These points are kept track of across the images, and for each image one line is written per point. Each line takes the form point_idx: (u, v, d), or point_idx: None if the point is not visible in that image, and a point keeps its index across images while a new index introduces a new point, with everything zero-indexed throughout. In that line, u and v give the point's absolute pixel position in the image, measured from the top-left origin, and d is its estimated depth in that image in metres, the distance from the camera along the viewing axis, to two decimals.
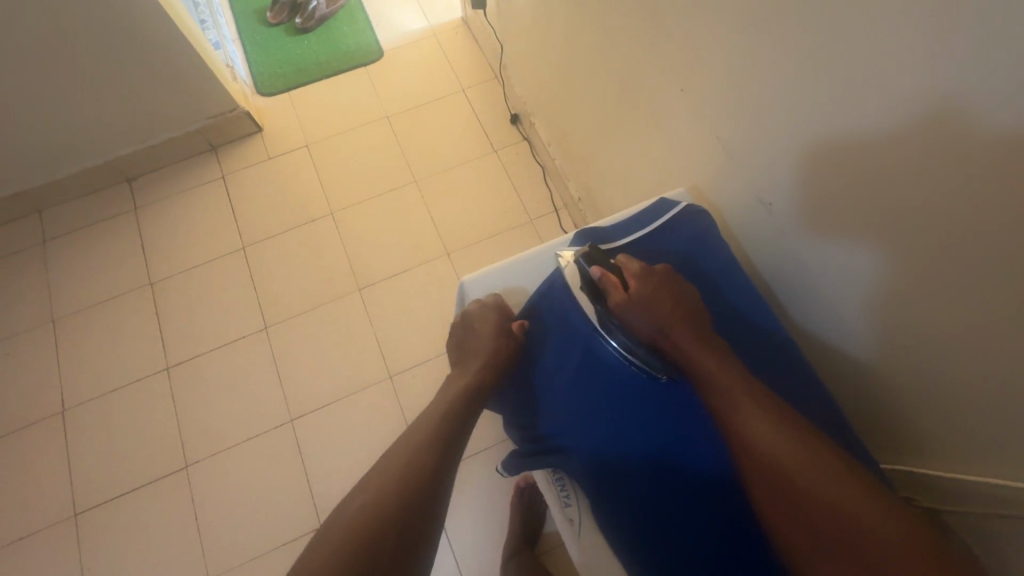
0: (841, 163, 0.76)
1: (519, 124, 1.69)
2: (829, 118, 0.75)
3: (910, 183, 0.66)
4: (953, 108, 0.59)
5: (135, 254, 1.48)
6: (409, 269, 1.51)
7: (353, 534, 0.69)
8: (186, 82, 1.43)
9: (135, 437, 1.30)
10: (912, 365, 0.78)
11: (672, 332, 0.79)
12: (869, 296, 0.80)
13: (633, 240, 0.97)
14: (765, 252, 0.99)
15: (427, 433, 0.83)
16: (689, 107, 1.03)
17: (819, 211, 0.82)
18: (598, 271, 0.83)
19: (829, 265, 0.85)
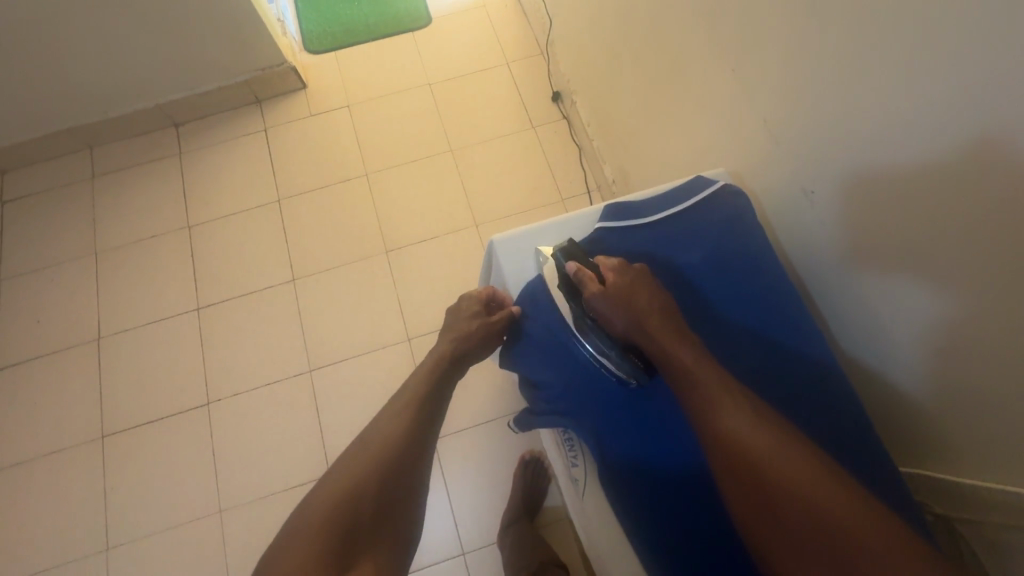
0: (864, 195, 0.64)
1: (560, 102, 1.53)
2: (870, 122, 0.60)
3: (952, 209, 0.54)
4: (1004, 118, 0.47)
5: (177, 197, 1.47)
6: (435, 236, 1.41)
7: (305, 542, 0.57)
8: (231, 31, 1.40)
9: (159, 375, 1.29)
10: (993, 449, 0.58)
11: (648, 325, 0.62)
12: (928, 352, 0.62)
13: (663, 221, 0.75)
14: (816, 266, 0.76)
15: (383, 437, 0.67)
16: (737, 95, 0.82)
17: (866, 233, 0.65)
18: (573, 267, 0.68)
19: (883, 298, 0.66)
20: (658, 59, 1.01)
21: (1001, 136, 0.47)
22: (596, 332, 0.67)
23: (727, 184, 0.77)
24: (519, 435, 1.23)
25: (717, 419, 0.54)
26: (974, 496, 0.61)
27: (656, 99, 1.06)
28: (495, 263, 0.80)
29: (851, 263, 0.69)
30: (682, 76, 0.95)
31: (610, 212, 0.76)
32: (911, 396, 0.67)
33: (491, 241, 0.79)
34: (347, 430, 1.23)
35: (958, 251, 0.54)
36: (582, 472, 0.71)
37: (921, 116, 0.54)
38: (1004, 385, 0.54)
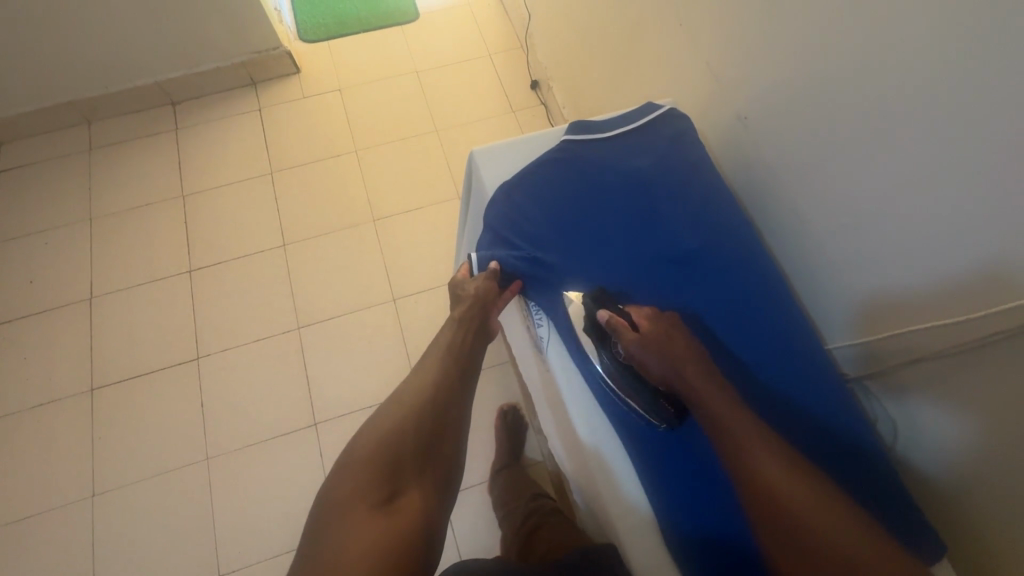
0: (799, 105, 0.74)
1: (538, 90, 1.66)
2: (805, 56, 0.71)
3: (875, 117, 0.64)
4: (905, 33, 0.58)
5: (173, 169, 1.54)
6: (421, 208, 1.49)
7: (375, 468, 0.62)
8: (231, 14, 1.49)
9: (150, 330, 1.34)
10: (897, 308, 0.67)
11: (683, 373, 0.64)
12: (850, 236, 0.71)
13: (619, 137, 0.84)
14: (758, 196, 0.86)
15: (430, 378, 0.72)
16: (689, 55, 0.94)
17: (804, 156, 0.75)
18: (604, 316, 0.70)
19: (819, 210, 0.75)
20: (623, 34, 1.13)
21: (908, 26, 0.58)
22: (625, 380, 0.70)
23: (673, 108, 0.86)
24: (499, 387, 1.29)
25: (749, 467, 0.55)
26: (890, 351, 0.69)
27: (621, 72, 1.18)
28: (474, 175, 0.88)
29: (788, 165, 0.79)
30: (644, 46, 1.06)
31: (573, 128, 0.84)
32: (839, 292, 0.76)
33: (472, 153, 0.88)
34: (334, 382, 1.29)
35: (876, 136, 0.64)
36: (545, 331, 0.80)
37: (843, 24, 0.65)
38: (911, 249, 0.64)
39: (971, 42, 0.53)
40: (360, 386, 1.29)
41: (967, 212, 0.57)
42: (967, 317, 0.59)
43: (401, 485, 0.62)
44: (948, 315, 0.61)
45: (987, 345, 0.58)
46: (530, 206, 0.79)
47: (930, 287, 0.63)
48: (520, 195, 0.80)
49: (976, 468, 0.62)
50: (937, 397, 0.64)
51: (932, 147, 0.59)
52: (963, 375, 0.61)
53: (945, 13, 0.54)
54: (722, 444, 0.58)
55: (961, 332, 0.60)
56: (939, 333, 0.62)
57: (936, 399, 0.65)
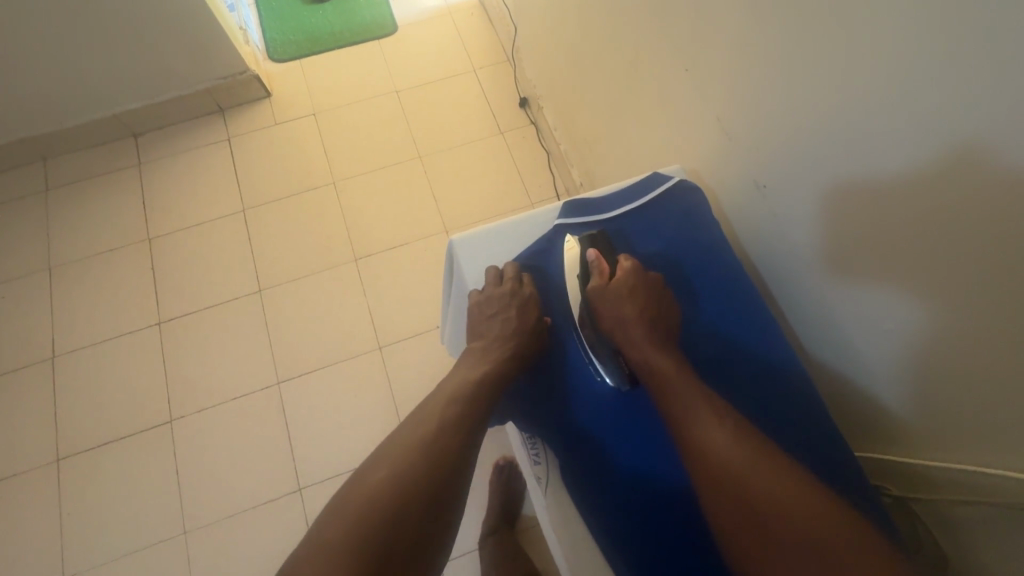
0: (818, 187, 0.65)
1: (527, 108, 1.54)
2: (829, 125, 0.60)
3: (920, 215, 0.53)
4: (956, 116, 0.47)
5: (137, 208, 1.43)
6: (405, 244, 1.39)
7: (364, 529, 0.52)
8: (189, 39, 1.37)
9: (118, 391, 1.25)
10: (964, 435, 0.57)
11: (638, 332, 0.65)
12: (883, 341, 0.62)
13: (620, 218, 0.77)
14: (779, 273, 0.77)
15: (443, 417, 0.62)
16: (692, 96, 0.83)
17: (836, 243, 0.64)
18: (592, 255, 0.71)
19: (849, 301, 0.66)
20: (618, 63, 1.02)
21: (942, 120, 0.48)
22: (598, 339, 0.68)
23: (683, 180, 0.79)
24: (494, 442, 1.21)
25: (700, 430, 0.56)
26: (946, 480, 0.60)
27: (617, 101, 1.08)
28: (455, 266, 0.78)
29: (811, 250, 0.69)
30: (640, 78, 0.96)
31: (569, 209, 0.77)
32: (875, 390, 0.67)
33: (451, 241, 0.79)
34: (318, 442, 1.20)
35: (907, 240, 0.55)
36: (543, 470, 0.69)
37: (874, 107, 0.54)
38: (966, 371, 0.54)
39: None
40: (345, 445, 1.20)
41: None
42: None
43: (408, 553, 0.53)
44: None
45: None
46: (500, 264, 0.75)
47: (1005, 423, 0.52)
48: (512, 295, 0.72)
49: None
50: (1004, 538, 0.56)
51: (982, 265, 0.49)
52: None
53: (1005, 117, 0.43)
54: (671, 405, 0.59)
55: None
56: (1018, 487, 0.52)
57: (1001, 538, 0.56)
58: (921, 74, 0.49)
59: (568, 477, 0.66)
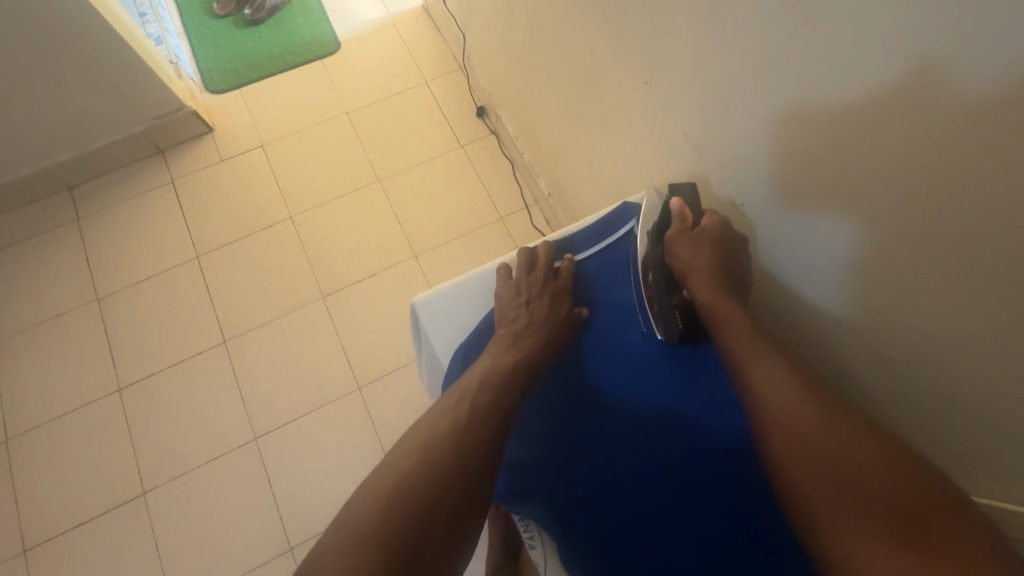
0: (799, 209, 0.61)
1: (485, 117, 1.48)
2: (800, 146, 0.57)
3: (908, 241, 0.50)
4: (932, 136, 0.44)
5: (81, 268, 1.33)
6: (374, 274, 1.33)
7: (435, 460, 0.54)
8: (116, 81, 1.27)
9: (84, 468, 1.16)
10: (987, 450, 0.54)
11: (717, 288, 0.64)
12: (885, 354, 0.60)
13: (596, 255, 0.76)
14: (762, 295, 0.75)
15: (474, 406, 0.59)
16: (653, 105, 0.79)
17: (822, 265, 0.62)
18: (677, 203, 0.69)
19: (841, 321, 0.63)
20: (572, 71, 0.97)
21: (937, 138, 0.44)
22: (658, 284, 0.68)
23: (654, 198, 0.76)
24: None
25: (760, 375, 0.56)
26: None
27: (576, 109, 1.03)
28: (422, 327, 0.74)
29: (796, 268, 0.66)
30: (598, 86, 0.91)
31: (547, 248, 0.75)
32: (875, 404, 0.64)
33: (414, 303, 0.73)
34: (305, 496, 1.14)
35: (896, 265, 0.53)
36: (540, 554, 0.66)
37: (846, 126, 0.51)
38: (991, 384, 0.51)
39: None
40: (334, 495, 1.15)
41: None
42: None
43: (420, 559, 0.48)
44: None
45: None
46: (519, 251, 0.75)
47: None
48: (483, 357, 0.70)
49: None
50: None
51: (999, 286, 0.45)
52: None
53: (987, 140, 0.41)
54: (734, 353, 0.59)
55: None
56: None
57: None
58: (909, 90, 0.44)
59: (568, 549, 0.62)
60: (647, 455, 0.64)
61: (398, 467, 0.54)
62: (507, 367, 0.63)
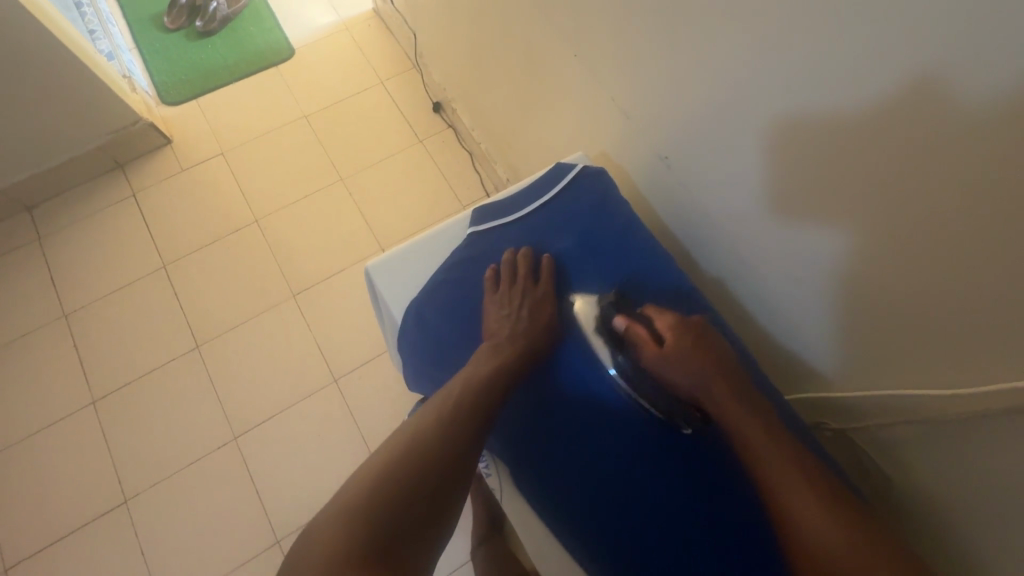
0: (725, 155, 0.67)
1: (441, 111, 1.52)
2: (724, 92, 0.63)
3: (822, 165, 0.56)
4: (834, 65, 0.50)
5: (46, 286, 1.33)
6: (343, 270, 1.36)
7: (422, 445, 0.58)
8: (69, 97, 1.28)
9: (62, 482, 1.16)
10: (890, 362, 0.60)
11: (713, 395, 0.62)
12: (796, 282, 0.66)
13: (533, 214, 0.79)
14: (699, 242, 0.80)
15: (453, 403, 0.62)
16: (588, 81, 0.84)
17: (747, 206, 0.68)
18: (622, 322, 0.68)
19: (767, 256, 0.69)
20: (515, 57, 1.02)
21: (822, 72, 0.51)
22: (643, 388, 0.66)
23: (587, 166, 0.81)
24: None
25: (764, 476, 0.57)
26: (875, 409, 0.64)
27: (522, 94, 1.08)
28: (376, 293, 0.78)
29: (723, 210, 0.72)
30: (538, 68, 0.96)
31: (480, 214, 0.80)
32: (803, 332, 0.70)
33: (367, 269, 0.78)
34: (288, 489, 1.16)
35: (810, 190, 0.58)
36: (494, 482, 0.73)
37: (761, 69, 0.57)
38: (881, 300, 0.57)
39: (905, 87, 0.45)
40: (317, 485, 1.17)
41: (946, 268, 0.49)
42: (953, 390, 0.54)
43: (405, 544, 0.52)
44: (939, 381, 0.55)
45: (1007, 416, 0.50)
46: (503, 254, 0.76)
47: (921, 345, 0.55)
48: (432, 313, 0.73)
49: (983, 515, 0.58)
50: (942, 458, 0.59)
51: (877, 199, 0.52)
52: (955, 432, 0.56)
53: (876, 64, 0.46)
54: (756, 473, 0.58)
55: (973, 400, 0.52)
56: (936, 403, 0.56)
57: (926, 450, 0.61)
58: (797, 32, 0.52)
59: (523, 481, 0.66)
60: (638, 464, 0.64)
61: (390, 453, 0.58)
62: (485, 376, 0.64)
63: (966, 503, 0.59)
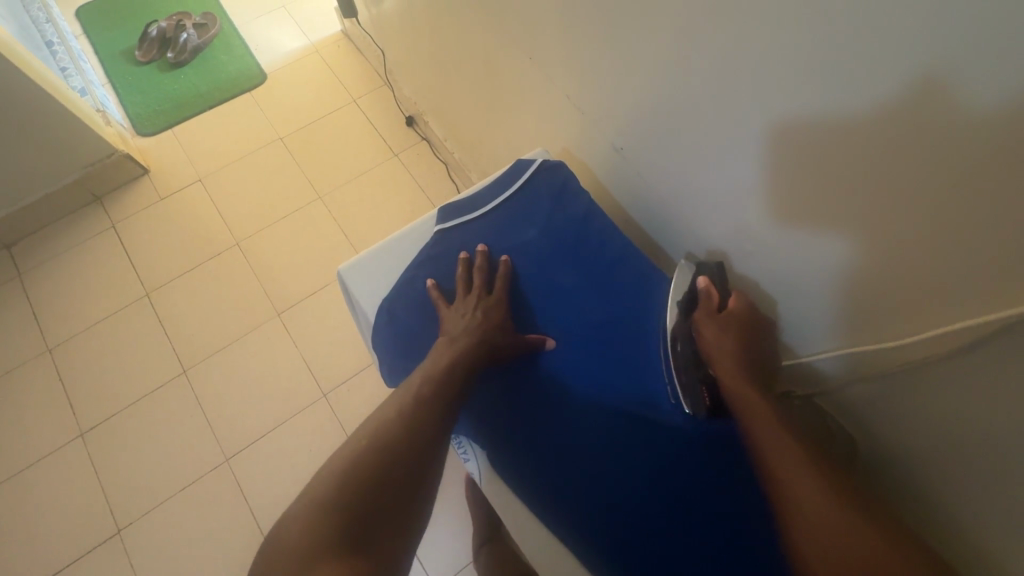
0: (676, 135, 0.70)
1: (414, 125, 1.55)
2: (668, 78, 0.66)
3: (765, 136, 0.59)
4: (763, 43, 0.53)
5: (29, 322, 1.33)
6: (326, 285, 1.37)
7: (389, 433, 0.61)
8: (44, 133, 1.29)
9: (52, 517, 1.15)
10: (844, 320, 0.63)
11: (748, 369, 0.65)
12: (753, 251, 0.70)
13: (496, 210, 0.81)
14: (662, 225, 0.83)
15: (420, 393, 0.65)
16: (547, 82, 0.88)
17: (704, 184, 0.71)
18: (704, 282, 0.70)
19: (726, 229, 0.72)
20: (478, 66, 1.06)
21: (753, 50, 0.54)
22: (686, 351, 0.68)
23: (547, 159, 0.84)
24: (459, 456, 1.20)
25: (779, 449, 0.58)
26: (839, 367, 0.67)
27: (487, 101, 1.11)
28: (349, 294, 0.80)
29: (682, 190, 0.75)
30: (500, 74, 0.99)
31: (445, 213, 0.82)
32: (767, 303, 0.73)
33: (340, 272, 0.80)
34: (284, 506, 1.16)
35: (757, 162, 0.61)
36: (474, 466, 0.74)
37: (700, 54, 0.60)
38: (829, 260, 0.60)
39: (827, 57, 0.48)
40: None
41: (885, 225, 0.52)
42: (903, 340, 0.57)
43: (371, 530, 0.53)
44: (889, 334, 0.58)
45: (954, 357, 0.53)
46: (469, 254, 0.79)
47: (870, 301, 0.59)
48: (405, 309, 0.76)
49: (948, 464, 0.60)
50: (906, 409, 0.61)
51: (813, 167, 0.56)
52: (914, 382, 0.59)
53: (801, 39, 0.50)
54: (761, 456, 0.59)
55: (921, 346, 0.55)
56: (889, 354, 0.59)
57: (889, 403, 0.63)
58: (725, 19, 0.55)
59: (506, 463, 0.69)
60: (604, 438, 0.67)
61: (359, 442, 0.60)
62: (443, 368, 0.67)
63: (929, 451, 0.61)
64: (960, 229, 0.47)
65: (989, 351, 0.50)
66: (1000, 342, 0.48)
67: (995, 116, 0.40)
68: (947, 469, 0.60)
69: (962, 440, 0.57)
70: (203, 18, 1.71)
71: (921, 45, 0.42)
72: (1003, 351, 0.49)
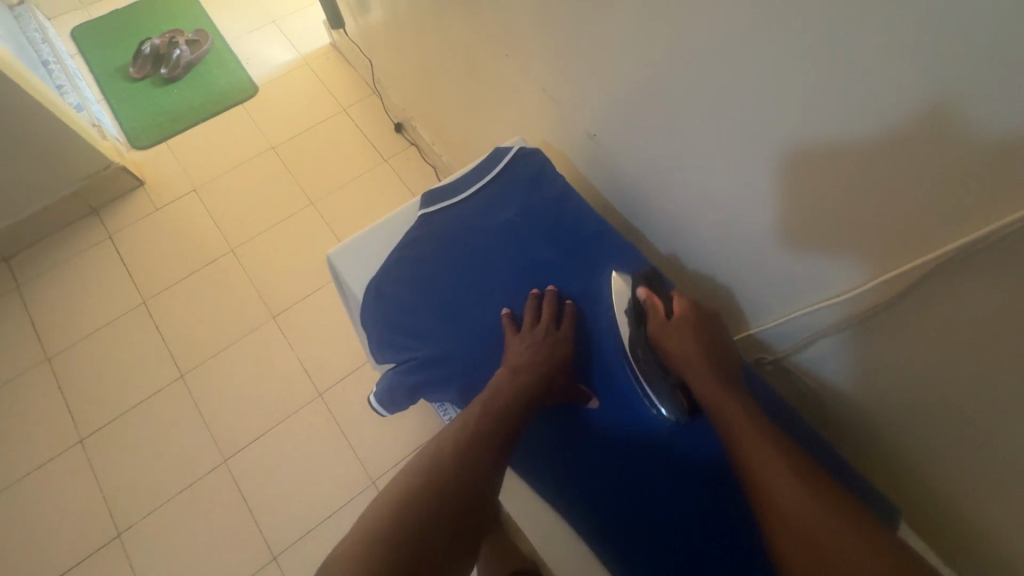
0: (641, 118, 0.75)
1: (403, 131, 1.60)
2: (631, 65, 0.70)
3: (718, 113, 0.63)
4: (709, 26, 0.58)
5: (27, 332, 1.35)
6: (320, 288, 1.40)
7: (439, 464, 0.60)
8: (42, 146, 1.32)
9: (53, 523, 1.16)
10: (800, 281, 0.67)
11: (698, 367, 0.67)
12: (717, 223, 0.74)
13: (476, 194, 0.85)
14: (635, 206, 0.88)
15: (467, 426, 0.65)
16: (524, 79, 0.92)
17: (670, 163, 0.75)
18: (645, 294, 0.73)
19: (690, 204, 0.77)
20: (460, 68, 1.10)
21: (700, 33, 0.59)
22: (648, 364, 0.71)
23: (523, 146, 0.88)
24: None
25: (752, 447, 0.59)
26: (796, 329, 0.72)
27: (471, 102, 1.16)
28: (338, 276, 0.83)
29: (650, 171, 0.80)
30: (481, 75, 1.04)
31: (429, 198, 0.85)
32: (735, 275, 0.77)
33: (330, 256, 0.83)
34: (283, 503, 1.18)
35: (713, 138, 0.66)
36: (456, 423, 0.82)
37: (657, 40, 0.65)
38: (784, 225, 0.65)
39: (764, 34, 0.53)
40: (310, 496, 1.19)
41: (829, 187, 0.57)
42: (851, 293, 0.61)
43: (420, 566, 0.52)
44: (840, 289, 0.63)
45: (895, 304, 0.58)
46: (454, 235, 0.82)
47: (821, 260, 0.63)
48: (393, 287, 0.79)
49: (909, 414, 0.64)
50: (862, 362, 0.66)
51: (762, 138, 0.60)
52: (867, 334, 0.63)
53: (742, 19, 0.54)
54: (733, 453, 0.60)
55: (866, 296, 0.60)
56: (839, 309, 0.64)
57: (845, 359, 0.68)
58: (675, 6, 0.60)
59: None
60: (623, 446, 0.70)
61: (405, 475, 0.60)
62: (494, 405, 0.67)
63: (891, 405, 0.65)
64: (894, 184, 0.51)
65: (926, 292, 0.54)
66: (934, 282, 0.53)
67: (901, 74, 0.45)
68: (909, 419, 0.64)
69: (916, 387, 0.61)
70: (196, 35, 1.76)
71: (842, 16, 0.46)
72: (935, 293, 0.54)
